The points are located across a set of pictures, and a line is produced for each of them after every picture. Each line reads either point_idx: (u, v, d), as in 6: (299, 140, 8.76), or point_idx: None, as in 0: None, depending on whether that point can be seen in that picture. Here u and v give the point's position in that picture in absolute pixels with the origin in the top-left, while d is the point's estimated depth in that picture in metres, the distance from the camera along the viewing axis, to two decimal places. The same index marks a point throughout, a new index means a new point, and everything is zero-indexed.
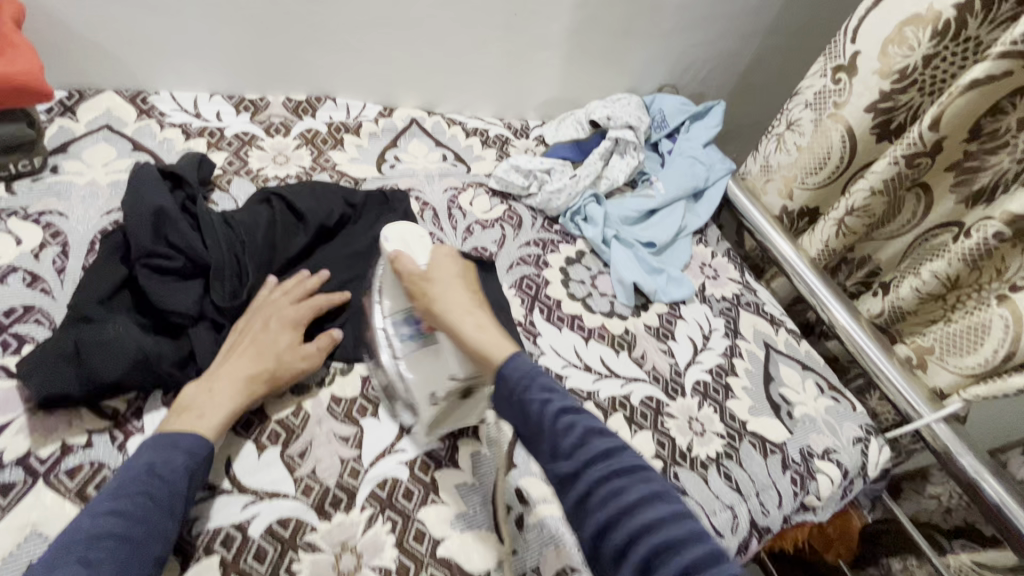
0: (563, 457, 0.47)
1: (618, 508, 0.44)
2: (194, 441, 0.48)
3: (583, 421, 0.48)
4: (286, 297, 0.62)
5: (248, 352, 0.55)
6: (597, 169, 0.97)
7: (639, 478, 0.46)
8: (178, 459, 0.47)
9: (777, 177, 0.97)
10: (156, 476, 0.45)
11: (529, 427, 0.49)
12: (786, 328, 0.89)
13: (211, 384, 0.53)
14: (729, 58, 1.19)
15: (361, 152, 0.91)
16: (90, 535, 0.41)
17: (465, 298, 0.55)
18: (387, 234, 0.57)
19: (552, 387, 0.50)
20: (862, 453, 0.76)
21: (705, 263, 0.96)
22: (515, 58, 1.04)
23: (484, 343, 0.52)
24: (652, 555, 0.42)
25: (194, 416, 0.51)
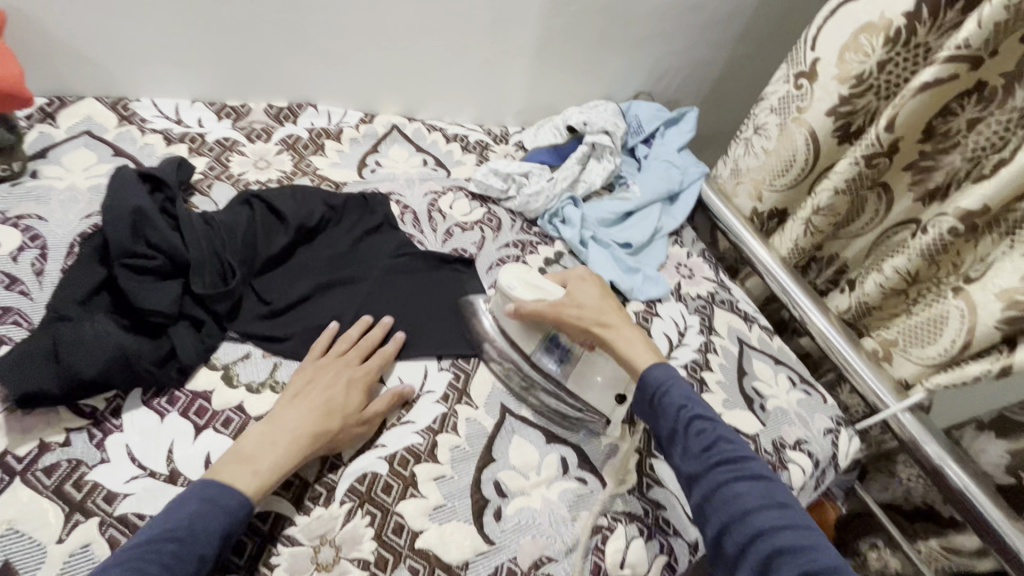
0: (692, 457, 0.53)
1: (741, 509, 0.49)
2: (238, 502, 0.47)
3: (713, 429, 0.55)
4: (357, 353, 0.62)
5: (313, 405, 0.55)
6: (574, 172, 1.01)
7: (764, 487, 0.51)
8: (217, 523, 0.45)
9: (747, 180, 1.01)
10: (191, 535, 0.44)
11: (664, 428, 0.56)
12: (759, 324, 0.92)
13: (273, 435, 0.52)
14: (701, 66, 1.23)
15: (342, 157, 0.92)
16: None
17: (608, 313, 0.63)
18: (510, 283, 0.64)
19: (688, 397, 0.57)
20: (833, 443, 0.78)
21: (681, 263, 0.98)
22: (493, 66, 1.07)
23: (635, 350, 0.61)
24: (772, 557, 0.46)
25: (249, 470, 0.49)
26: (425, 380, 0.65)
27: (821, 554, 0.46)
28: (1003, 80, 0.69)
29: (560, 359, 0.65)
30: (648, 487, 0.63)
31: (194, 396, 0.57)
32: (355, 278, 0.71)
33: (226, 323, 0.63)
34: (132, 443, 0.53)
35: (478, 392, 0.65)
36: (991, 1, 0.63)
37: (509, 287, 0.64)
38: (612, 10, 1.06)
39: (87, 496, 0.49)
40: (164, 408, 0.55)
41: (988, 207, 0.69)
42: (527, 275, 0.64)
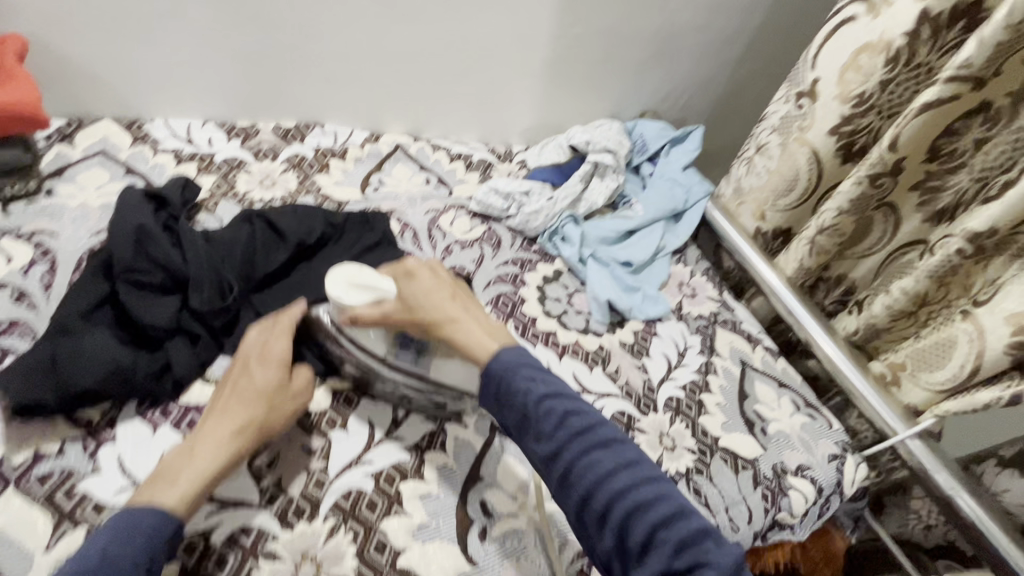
0: (546, 438, 0.50)
1: (597, 478, 0.48)
2: (159, 517, 0.45)
3: (563, 403, 0.52)
4: (267, 334, 0.59)
5: (230, 404, 0.53)
6: (576, 191, 1.01)
7: (614, 449, 0.50)
8: (141, 546, 0.43)
9: (750, 200, 1.00)
10: (105, 568, 0.41)
11: (516, 415, 0.52)
12: (763, 346, 0.90)
13: (192, 445, 0.50)
14: (706, 86, 1.23)
15: (346, 175, 0.95)
16: None
17: (445, 305, 0.58)
18: (338, 291, 0.56)
19: (535, 374, 0.53)
20: (838, 470, 0.76)
21: (683, 282, 0.98)
22: (497, 87, 1.09)
23: (482, 342, 0.56)
24: (628, 517, 0.47)
25: (170, 484, 0.48)
26: None
27: (664, 504, 0.47)
28: (1009, 99, 0.68)
29: (414, 359, 0.59)
30: None
31: (187, 409, 0.58)
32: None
33: (224, 337, 0.64)
34: (124, 454, 0.54)
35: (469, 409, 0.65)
36: (991, 21, 0.62)
37: (337, 295, 0.56)
38: (615, 32, 1.07)
39: (77, 505, 0.50)
40: (157, 420, 0.57)
41: (997, 228, 0.66)
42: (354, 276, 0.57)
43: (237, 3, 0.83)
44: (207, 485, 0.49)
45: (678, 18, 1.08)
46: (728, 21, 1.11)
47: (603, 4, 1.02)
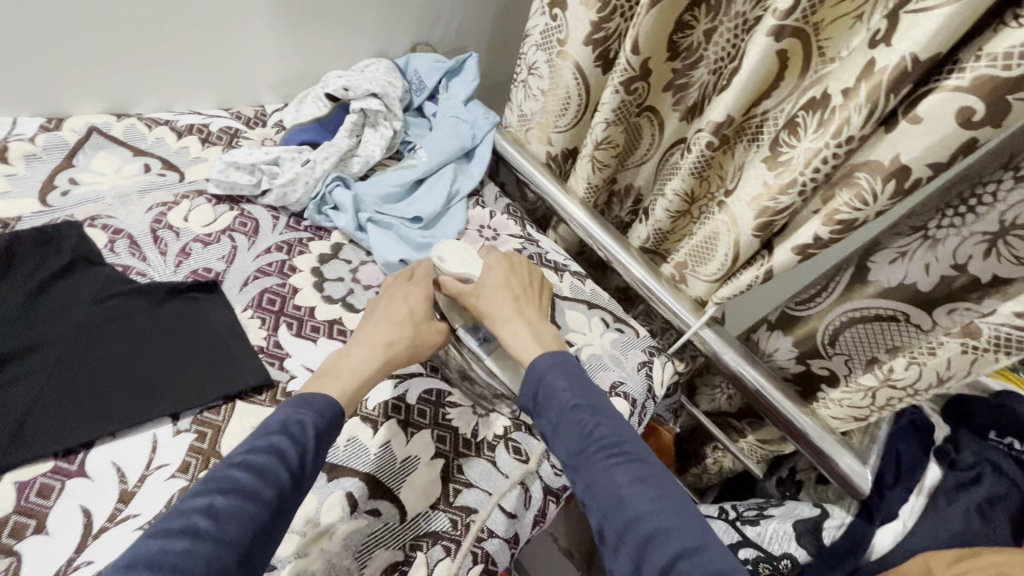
0: (574, 446, 0.52)
1: (617, 495, 0.48)
2: (328, 404, 0.51)
3: (593, 415, 0.53)
4: (408, 279, 0.68)
5: (383, 322, 0.60)
6: (344, 146, 0.87)
7: (639, 468, 0.50)
8: (310, 421, 0.49)
9: (535, 125, 0.96)
10: (289, 432, 0.47)
11: (547, 422, 0.55)
12: (570, 272, 0.88)
13: (351, 348, 0.58)
14: (476, 6, 1.13)
15: (15, 182, 0.71)
16: (223, 481, 0.44)
17: (502, 312, 0.63)
18: (442, 256, 0.68)
19: (574, 384, 0.56)
20: (647, 376, 0.79)
21: (483, 225, 0.92)
22: (216, 35, 0.87)
23: (524, 348, 0.60)
24: (646, 543, 0.45)
25: (332, 380, 0.54)
26: (154, 454, 0.53)
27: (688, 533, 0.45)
28: None
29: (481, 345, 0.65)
30: (455, 493, 0.57)
31: None
32: (33, 344, 0.55)
33: None
34: None
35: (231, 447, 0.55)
36: None
37: (440, 259, 0.68)
38: None
39: None
40: None
41: (734, 118, 0.68)
42: (462, 250, 0.68)
43: None
44: (354, 388, 0.55)
45: None
46: None
47: None
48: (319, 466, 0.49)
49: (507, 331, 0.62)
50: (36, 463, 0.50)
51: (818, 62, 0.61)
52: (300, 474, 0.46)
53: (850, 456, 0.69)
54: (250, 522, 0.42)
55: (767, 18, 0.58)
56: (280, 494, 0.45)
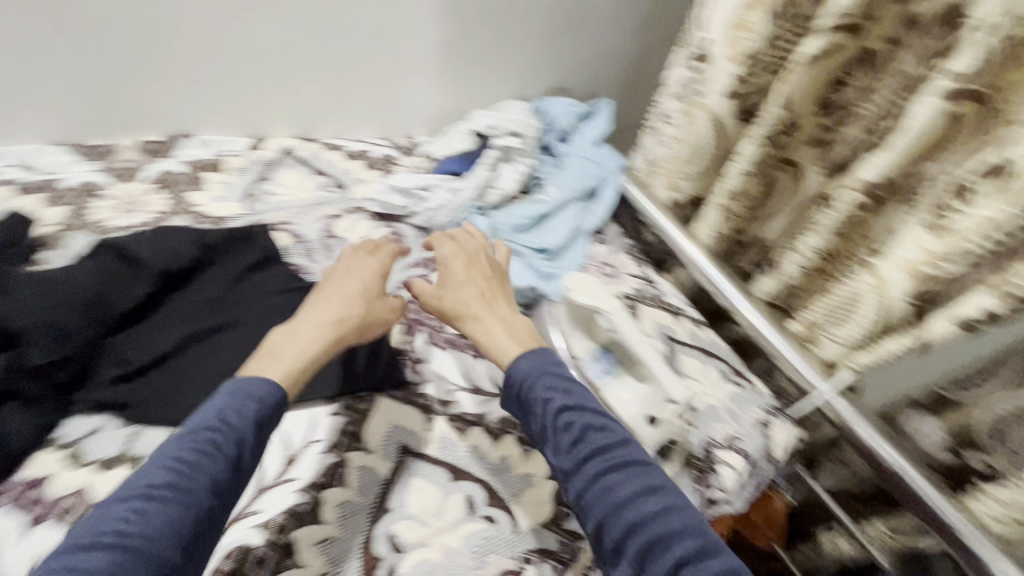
0: (563, 453, 0.52)
1: (613, 503, 0.48)
2: (267, 387, 0.51)
3: (582, 419, 0.53)
4: (365, 260, 0.70)
5: (337, 299, 0.62)
6: (483, 178, 0.94)
7: (633, 473, 0.50)
8: (248, 411, 0.49)
9: (662, 172, 0.99)
10: (225, 426, 0.47)
11: (535, 427, 0.55)
12: (687, 316, 0.89)
13: (290, 328, 0.58)
14: (611, 57, 1.19)
15: (228, 188, 0.86)
16: (149, 482, 0.43)
17: (472, 304, 0.65)
18: (569, 286, 0.72)
19: (556, 388, 0.56)
20: (766, 437, 0.74)
21: (602, 262, 0.95)
22: (387, 76, 1.01)
23: (500, 342, 0.62)
24: (647, 549, 0.45)
25: (273, 360, 0.55)
26: (312, 429, 0.59)
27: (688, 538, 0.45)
28: (886, 45, 0.64)
29: (605, 372, 0.72)
30: (567, 516, 0.58)
31: (28, 485, 0.53)
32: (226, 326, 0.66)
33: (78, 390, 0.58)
34: None
35: (374, 434, 0.60)
36: None
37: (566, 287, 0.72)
38: (506, 7, 1.00)
39: None
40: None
41: (888, 179, 0.65)
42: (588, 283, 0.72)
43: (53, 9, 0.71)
44: (302, 366, 0.55)
45: None
46: None
47: None
48: (256, 459, 0.50)
49: (478, 328, 0.64)
50: None
51: (995, 127, 0.55)
52: (235, 466, 0.46)
53: (1006, 562, 0.62)
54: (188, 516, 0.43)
55: (938, 81, 0.57)
56: (213, 489, 0.45)
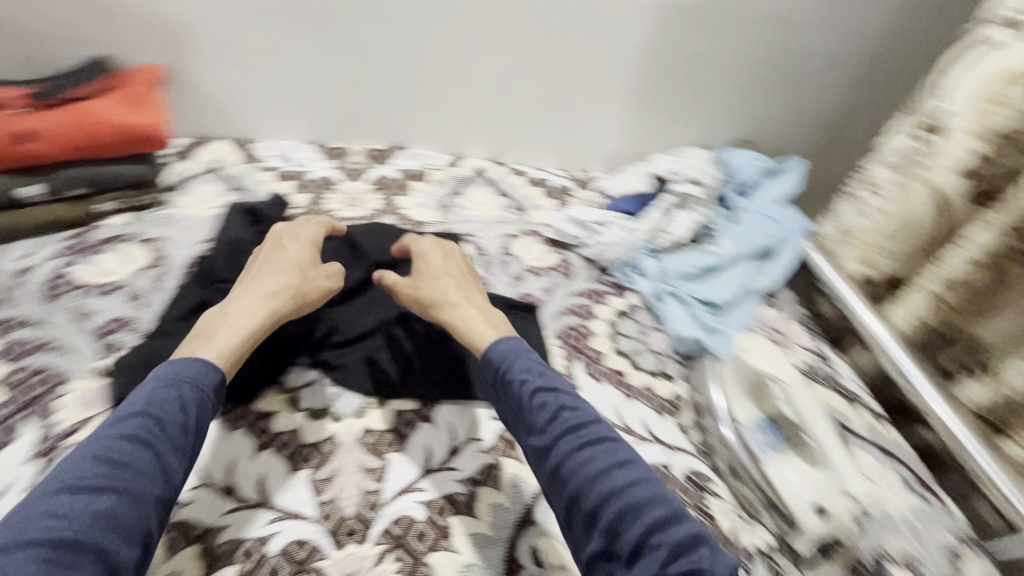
0: (539, 431, 0.53)
1: (588, 475, 0.49)
2: (199, 371, 0.52)
3: (557, 399, 0.55)
4: (289, 232, 0.71)
5: (270, 275, 0.64)
6: (655, 222, 0.95)
7: (607, 449, 0.52)
8: (180, 398, 0.50)
9: (856, 243, 0.91)
10: (158, 415, 0.48)
11: (511, 407, 0.56)
12: (865, 406, 0.80)
13: (228, 309, 0.60)
14: (808, 114, 1.14)
15: (427, 198, 0.97)
16: (78, 477, 0.43)
17: (448, 290, 0.66)
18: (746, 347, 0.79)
19: (531, 371, 0.57)
20: (956, 569, 0.62)
21: (770, 326, 0.89)
22: (580, 113, 1.06)
23: (473, 327, 0.62)
24: (619, 517, 0.47)
25: (204, 341, 0.55)
26: (476, 427, 0.64)
27: (657, 508, 0.48)
28: None
29: (769, 445, 0.68)
30: None
31: (257, 418, 0.60)
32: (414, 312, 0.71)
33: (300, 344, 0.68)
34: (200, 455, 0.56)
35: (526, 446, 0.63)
36: None
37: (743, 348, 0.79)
38: (710, 57, 1.01)
39: None
40: (233, 423, 0.59)
41: None
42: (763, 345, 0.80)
43: (341, 34, 0.88)
44: (253, 334, 0.58)
45: (780, 42, 1.00)
46: (836, 43, 1.02)
47: (695, 28, 0.96)
48: (196, 444, 0.50)
49: (455, 315, 0.64)
50: (403, 402, 0.64)
51: None
52: (166, 455, 0.47)
53: None
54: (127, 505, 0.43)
55: None
56: (152, 477, 0.45)
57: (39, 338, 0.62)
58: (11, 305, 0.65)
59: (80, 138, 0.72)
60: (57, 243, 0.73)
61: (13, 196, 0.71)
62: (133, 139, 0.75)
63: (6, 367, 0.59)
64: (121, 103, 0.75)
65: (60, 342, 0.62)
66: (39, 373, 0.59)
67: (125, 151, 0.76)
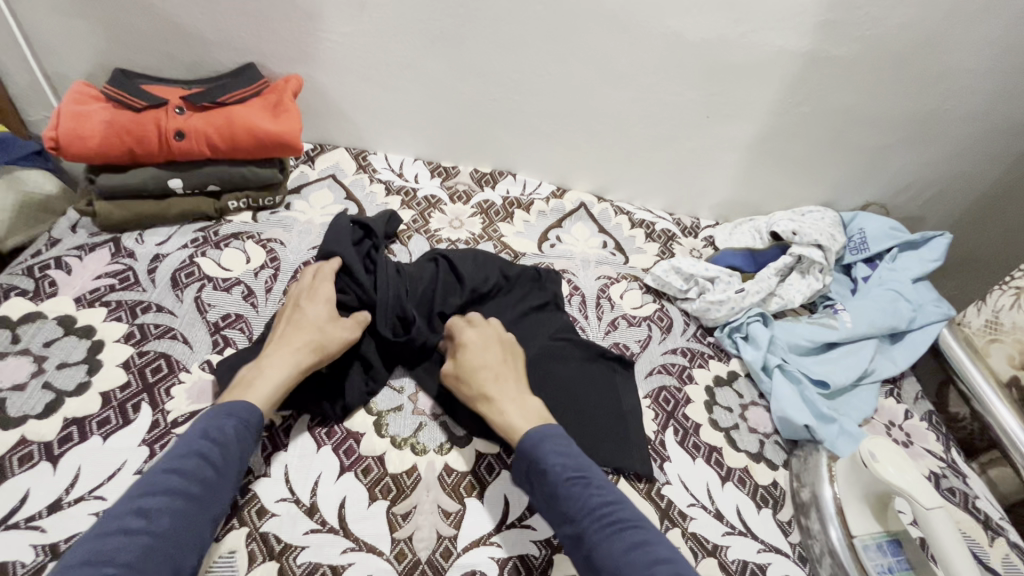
0: (570, 518, 0.50)
1: (622, 563, 0.45)
2: (248, 409, 0.53)
3: (588, 483, 0.51)
4: (310, 279, 0.69)
5: (292, 329, 0.62)
6: (771, 285, 0.88)
7: (640, 536, 0.48)
8: (234, 426, 0.52)
9: (1008, 339, 0.79)
10: (220, 438, 0.50)
11: (542, 493, 0.53)
12: (1007, 539, 0.68)
13: (259, 362, 0.59)
14: (959, 184, 1.01)
15: (527, 227, 0.96)
16: (150, 489, 0.46)
17: (488, 382, 0.60)
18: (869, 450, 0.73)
19: (562, 453, 0.54)
20: None
21: (893, 423, 0.79)
22: (698, 158, 1.00)
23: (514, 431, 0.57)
24: None
25: (243, 390, 0.56)
26: None
27: None
28: None
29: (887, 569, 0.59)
30: None
31: (347, 435, 0.61)
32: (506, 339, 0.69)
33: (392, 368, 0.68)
34: (289, 466, 0.57)
35: None
36: None
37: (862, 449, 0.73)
38: (854, 112, 0.92)
39: (246, 504, 0.54)
40: (322, 438, 0.60)
41: None
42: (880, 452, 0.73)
43: (469, 59, 0.89)
44: (276, 391, 0.57)
45: (940, 103, 0.90)
46: (1007, 110, 0.90)
47: (843, 81, 0.88)
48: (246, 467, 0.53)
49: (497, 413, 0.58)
50: (486, 444, 0.62)
51: None
52: (224, 476, 0.49)
53: None
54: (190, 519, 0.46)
55: None
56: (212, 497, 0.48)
57: (163, 325, 0.67)
58: (144, 288, 0.70)
59: (218, 140, 0.77)
60: (189, 233, 0.78)
61: (164, 186, 0.77)
62: (268, 145, 0.79)
63: (132, 349, 0.64)
64: (260, 111, 0.80)
65: (180, 331, 0.67)
66: (159, 358, 0.63)
67: (260, 155, 0.80)
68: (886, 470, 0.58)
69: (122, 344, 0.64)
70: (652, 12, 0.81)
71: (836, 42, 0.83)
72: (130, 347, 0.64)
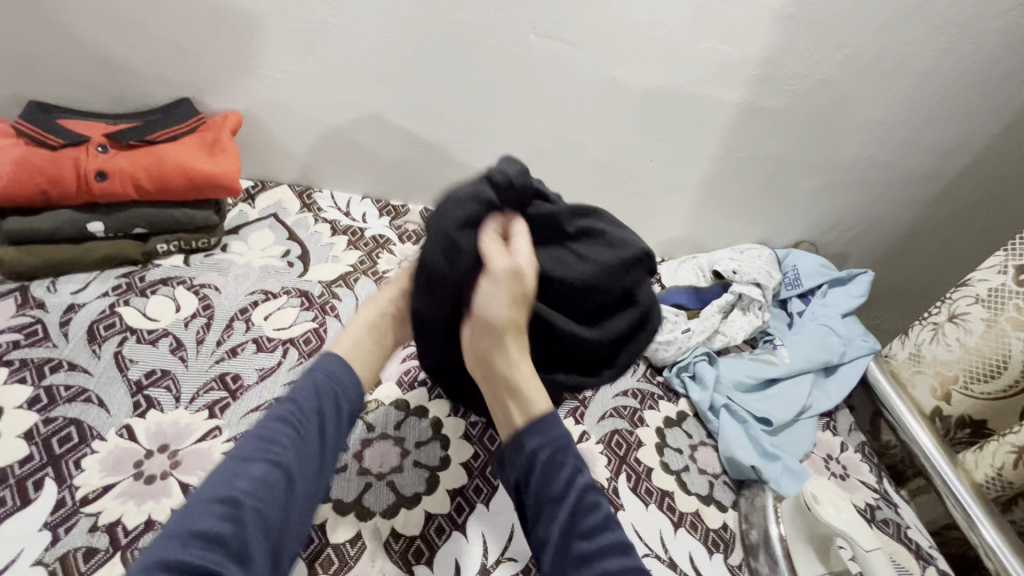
0: (580, 534, 0.53)
1: None
2: (332, 360, 0.61)
3: (602, 505, 0.56)
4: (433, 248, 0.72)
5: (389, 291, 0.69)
6: (714, 323, 0.92)
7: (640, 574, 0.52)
8: (315, 384, 0.58)
9: (929, 370, 0.84)
10: (305, 398, 0.56)
11: (550, 496, 0.55)
12: (937, 568, 0.71)
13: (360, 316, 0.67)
14: (880, 225, 1.09)
15: None
16: (252, 443, 0.52)
17: (516, 333, 0.58)
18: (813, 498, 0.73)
19: (582, 469, 0.58)
20: None
21: (830, 456, 0.83)
22: (644, 199, 1.03)
23: (532, 390, 0.60)
24: None
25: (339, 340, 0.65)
26: (508, 544, 0.59)
27: None
28: None
29: None
30: None
31: None
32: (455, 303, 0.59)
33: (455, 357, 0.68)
34: None
35: None
36: None
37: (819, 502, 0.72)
38: (784, 157, 0.98)
39: None
40: None
41: None
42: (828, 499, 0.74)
43: (419, 99, 0.88)
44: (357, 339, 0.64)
45: (860, 150, 0.98)
46: (918, 160, 0.99)
47: (775, 130, 0.94)
48: (342, 427, 0.58)
49: (511, 364, 0.59)
50: (437, 504, 0.61)
51: None
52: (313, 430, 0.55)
53: None
54: (278, 480, 0.50)
55: None
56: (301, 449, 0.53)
57: (75, 386, 0.61)
58: (53, 343, 0.64)
59: (146, 181, 0.73)
60: (110, 279, 0.72)
61: (82, 229, 0.72)
62: (203, 185, 0.76)
63: (37, 416, 0.58)
64: (195, 151, 0.76)
65: (96, 393, 0.61)
66: (70, 426, 0.58)
67: (196, 196, 0.77)
68: (826, 512, 0.61)
69: (25, 411, 0.58)
70: (597, 61, 0.84)
71: (767, 95, 0.89)
72: (35, 413, 0.58)
